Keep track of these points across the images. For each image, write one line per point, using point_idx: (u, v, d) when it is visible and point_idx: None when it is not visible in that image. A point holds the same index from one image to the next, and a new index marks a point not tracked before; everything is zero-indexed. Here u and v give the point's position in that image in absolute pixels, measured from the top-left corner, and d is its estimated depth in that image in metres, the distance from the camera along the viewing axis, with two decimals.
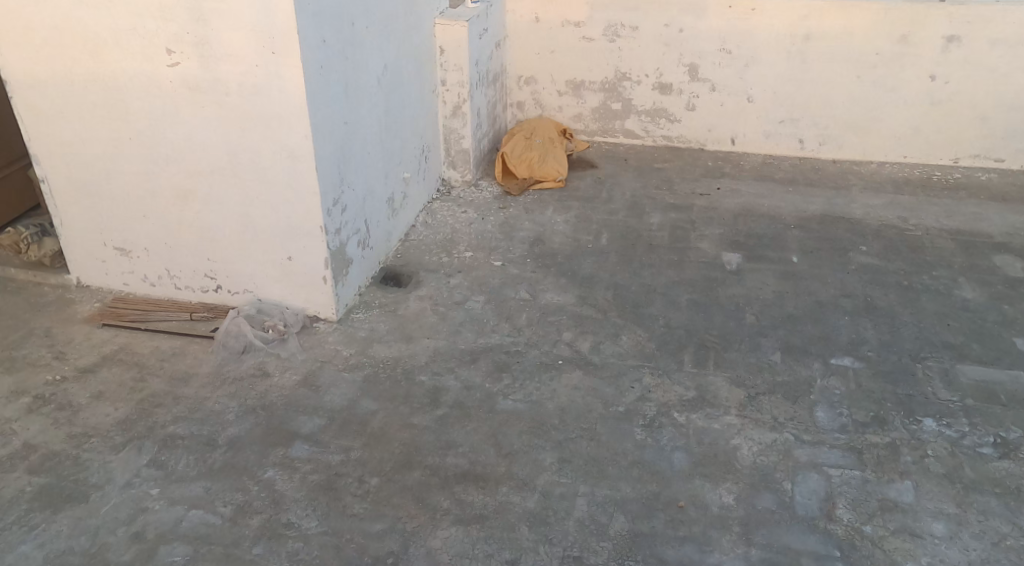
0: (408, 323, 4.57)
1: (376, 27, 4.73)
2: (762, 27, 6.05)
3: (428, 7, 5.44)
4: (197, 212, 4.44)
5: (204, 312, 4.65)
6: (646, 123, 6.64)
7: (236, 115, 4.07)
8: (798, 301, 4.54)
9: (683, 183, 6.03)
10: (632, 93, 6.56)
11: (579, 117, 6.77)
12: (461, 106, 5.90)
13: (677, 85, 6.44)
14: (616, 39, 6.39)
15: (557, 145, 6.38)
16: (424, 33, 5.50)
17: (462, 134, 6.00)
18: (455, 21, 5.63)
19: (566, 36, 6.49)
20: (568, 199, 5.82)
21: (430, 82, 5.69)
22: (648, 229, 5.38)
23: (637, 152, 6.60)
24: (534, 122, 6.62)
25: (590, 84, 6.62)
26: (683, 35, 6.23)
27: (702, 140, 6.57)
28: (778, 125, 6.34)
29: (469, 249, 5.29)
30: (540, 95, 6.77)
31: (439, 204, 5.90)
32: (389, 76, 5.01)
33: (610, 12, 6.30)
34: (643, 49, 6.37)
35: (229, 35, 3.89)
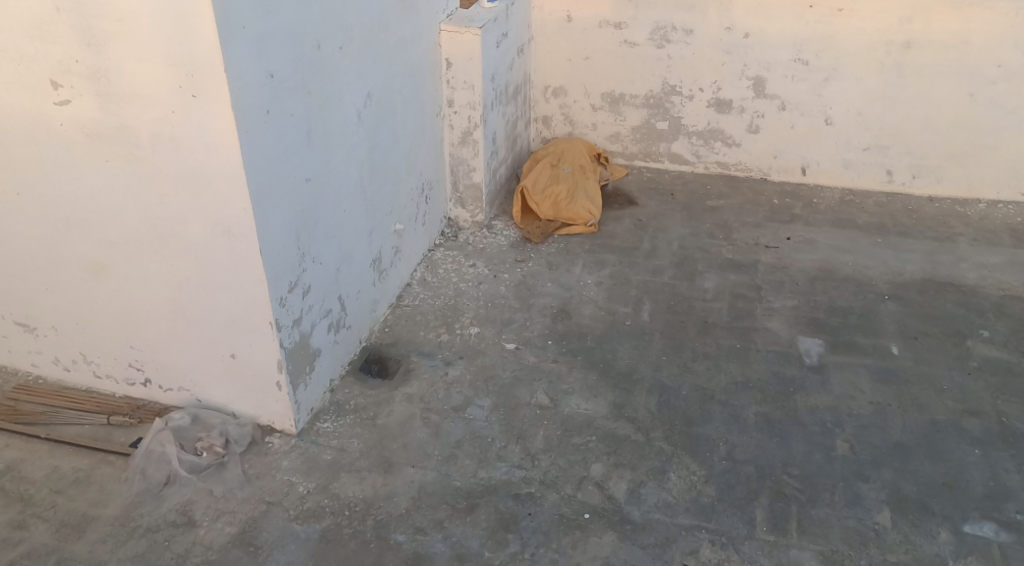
0: (389, 439, 3.46)
1: (361, 39, 3.50)
2: (851, 33, 4.83)
3: (430, 9, 4.18)
4: (113, 291, 3.27)
5: (126, 414, 3.46)
6: (697, 147, 5.47)
7: (153, 173, 2.89)
8: (908, 421, 3.39)
9: (745, 230, 4.87)
10: (682, 110, 5.38)
11: (616, 137, 5.60)
12: (471, 133, 4.65)
13: (738, 103, 5.25)
14: (664, 45, 5.19)
15: (590, 176, 5.24)
16: (427, 42, 4.24)
17: (473, 166, 4.78)
18: (467, 27, 4.35)
19: (602, 40, 5.30)
20: (601, 252, 4.71)
21: (433, 101, 4.46)
22: (700, 298, 4.26)
23: (685, 183, 5.44)
24: (563, 143, 5.48)
25: (630, 99, 5.44)
26: (750, 41, 5.02)
27: (766, 169, 5.39)
28: (862, 153, 5.14)
29: (475, 323, 4.18)
30: (570, 110, 5.61)
31: (443, 252, 4.74)
32: (379, 101, 3.79)
33: (658, 11, 5.10)
34: (698, 58, 5.17)
35: (134, 67, 2.69)
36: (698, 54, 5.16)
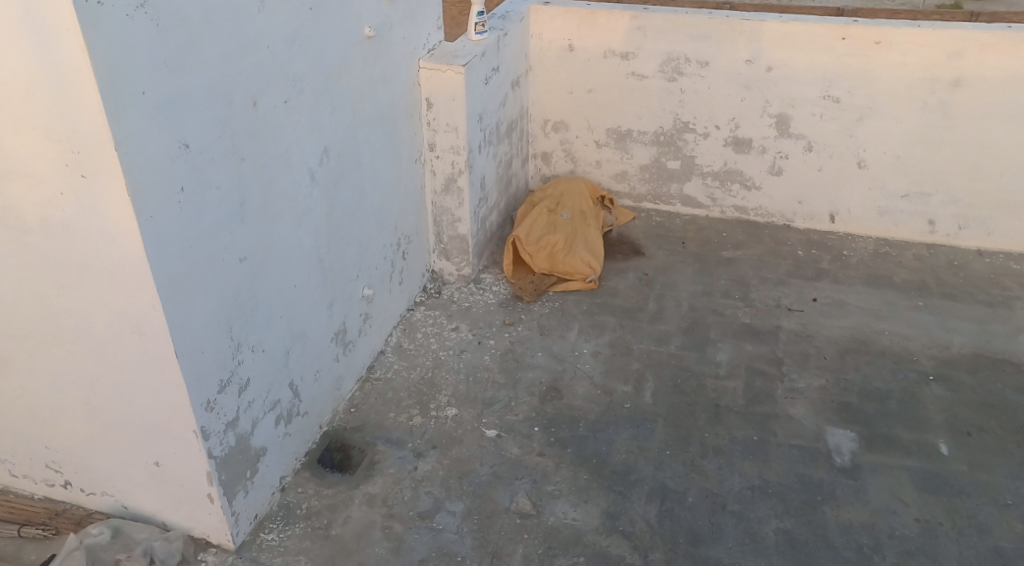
0: (342, 557, 2.97)
1: (314, 88, 2.99)
2: (888, 67, 4.31)
3: (405, 45, 3.67)
4: (17, 387, 2.78)
5: (40, 524, 2.98)
6: (712, 189, 4.94)
7: (46, 262, 2.40)
8: (964, 548, 2.87)
9: (764, 288, 4.32)
10: (696, 149, 4.85)
11: (622, 176, 5.07)
12: (455, 181, 4.14)
13: (759, 142, 4.72)
14: (677, 78, 4.67)
15: (591, 223, 4.71)
16: (402, 82, 3.73)
17: (457, 216, 4.26)
18: (449, 65, 3.84)
19: (607, 71, 4.77)
20: (601, 314, 4.18)
21: (411, 146, 3.95)
22: (711, 375, 3.73)
23: (699, 229, 4.90)
24: (562, 185, 4.96)
25: (638, 136, 4.91)
26: (772, 75, 4.50)
27: (790, 216, 4.85)
28: (900, 201, 4.59)
29: (453, 403, 3.67)
30: (571, 146, 5.07)
31: (423, 313, 4.24)
32: (340, 155, 3.28)
33: (670, 41, 4.58)
34: (715, 93, 4.64)
35: (12, 141, 2.20)
36: (714, 88, 4.63)
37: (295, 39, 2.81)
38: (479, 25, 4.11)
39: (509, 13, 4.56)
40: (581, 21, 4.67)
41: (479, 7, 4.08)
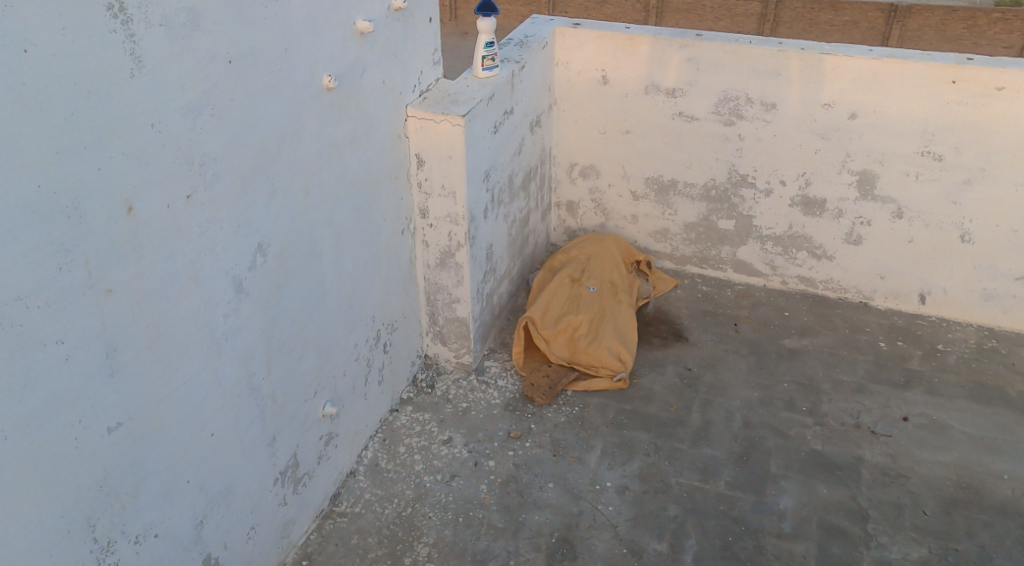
0: None
1: (236, 169, 2.15)
2: (1011, 121, 3.36)
3: (384, 92, 2.81)
4: None
5: None
6: (772, 255, 4.01)
7: None
8: None
9: (838, 397, 3.41)
10: (753, 207, 3.92)
11: (663, 234, 4.16)
12: (452, 255, 3.28)
13: (834, 203, 3.78)
14: (734, 122, 3.75)
15: (622, 299, 3.81)
16: (382, 138, 2.88)
17: (455, 296, 3.40)
18: (444, 114, 2.95)
19: (647, 110, 3.86)
20: (630, 428, 3.32)
21: (396, 215, 3.09)
22: (773, 534, 2.86)
23: (756, 304, 3.99)
24: (591, 242, 4.03)
25: (684, 189, 4.00)
26: (857, 124, 3.58)
27: (868, 293, 3.93)
28: (1013, 284, 3.65)
29: (434, 558, 2.84)
30: (601, 195, 4.16)
31: (410, 416, 3.39)
32: (287, 249, 2.44)
33: (728, 77, 3.66)
34: (781, 142, 3.72)
35: None
36: (780, 138, 3.71)
37: (198, 110, 1.99)
38: (487, 59, 3.22)
39: (529, 38, 3.65)
40: (616, 48, 3.76)
41: (488, 36, 3.18)
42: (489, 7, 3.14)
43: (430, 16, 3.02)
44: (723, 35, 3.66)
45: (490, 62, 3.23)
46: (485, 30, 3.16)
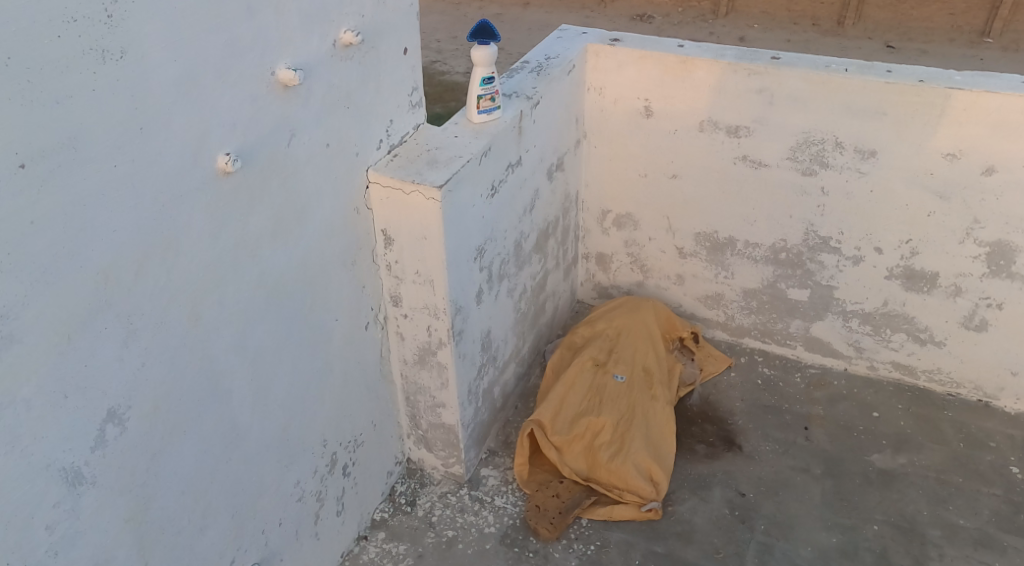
0: None
1: (54, 319, 1.43)
2: None
3: (330, 160, 2.05)
4: None
5: None
6: (859, 335, 3.15)
7: None
8: None
9: (953, 552, 2.58)
10: (836, 276, 3.07)
11: (716, 299, 3.34)
12: (433, 353, 2.53)
13: (948, 278, 2.89)
14: (816, 171, 2.89)
15: (658, 391, 3.01)
16: (329, 220, 2.13)
17: (440, 399, 2.67)
18: (414, 183, 2.18)
19: (700, 152, 3.01)
20: None
21: (354, 309, 2.36)
22: None
23: (838, 397, 3.14)
24: (623, 311, 3.22)
25: (745, 248, 3.16)
26: (993, 181, 2.66)
27: (989, 390, 3.04)
28: None
29: None
30: (639, 250, 3.36)
31: (380, 546, 2.68)
32: (161, 404, 1.70)
33: (810, 115, 2.79)
34: (878, 199, 2.85)
35: None
36: (881, 194, 2.84)
37: None
38: (484, 99, 2.41)
39: (550, 61, 2.83)
40: (664, 73, 2.91)
41: (486, 69, 2.37)
42: (487, 30, 2.32)
43: (404, 46, 2.22)
44: (807, 57, 2.80)
45: (489, 102, 2.42)
46: (482, 61, 2.34)
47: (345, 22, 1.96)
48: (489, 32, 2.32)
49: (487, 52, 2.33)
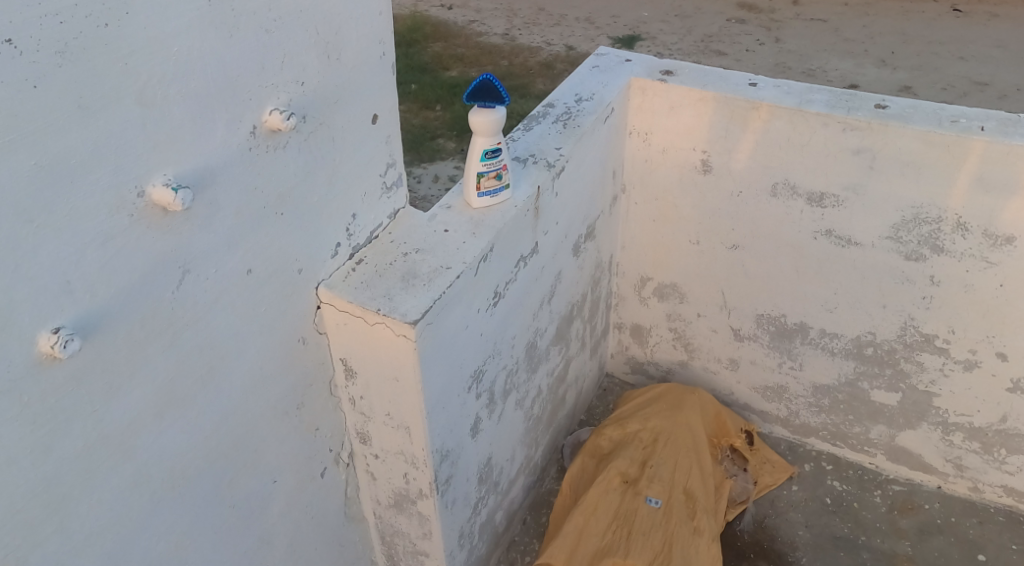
0: None
1: None
2: None
3: (255, 289, 1.44)
4: None
5: None
6: (963, 451, 2.48)
7: None
8: None
9: None
10: (939, 380, 2.38)
11: (777, 391, 2.70)
12: (411, 502, 1.93)
13: None
14: (923, 255, 2.19)
15: (703, 523, 2.37)
16: (261, 362, 1.52)
17: (423, 548, 2.06)
18: (378, 312, 1.57)
19: (771, 220, 2.34)
20: None
21: (304, 459, 1.75)
22: None
23: (932, 528, 2.49)
24: (660, 411, 2.62)
25: (821, 338, 2.49)
26: None
27: None
28: None
29: None
30: (684, 325, 2.72)
31: None
32: None
33: (923, 183, 2.08)
34: (1009, 296, 2.15)
35: None
36: (1015, 291, 2.14)
37: None
38: (486, 176, 1.75)
39: (580, 105, 2.17)
40: (730, 120, 2.22)
41: (488, 138, 1.71)
42: (486, 88, 1.65)
43: (374, 111, 1.59)
44: (928, 105, 2.08)
45: (493, 180, 1.77)
46: (485, 129, 1.68)
47: (272, 97, 1.33)
48: (490, 90, 1.65)
49: (491, 117, 1.67)
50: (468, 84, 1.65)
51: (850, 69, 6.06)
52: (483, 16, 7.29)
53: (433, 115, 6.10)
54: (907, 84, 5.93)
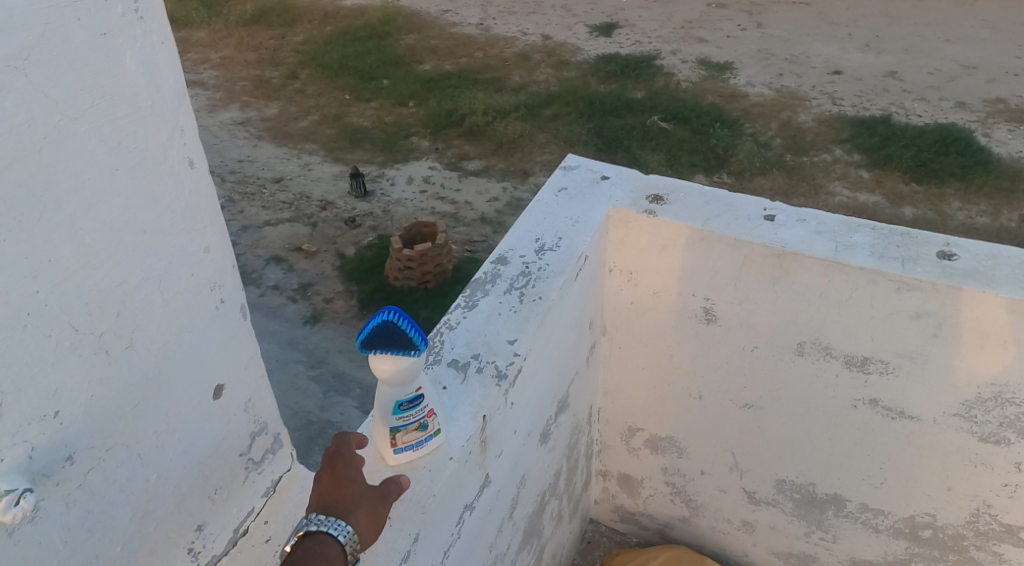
0: None
1: None
2: None
3: None
4: None
5: None
6: None
7: None
8: None
9: None
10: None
11: (804, 560, 2.13)
12: None
13: None
14: (995, 437, 1.67)
15: None
16: None
17: None
18: None
19: (796, 384, 1.80)
20: None
21: None
22: None
23: None
24: None
25: (862, 513, 1.94)
26: None
27: None
28: None
29: None
30: (684, 481, 2.19)
31: None
32: None
33: (1004, 354, 1.55)
34: None
35: None
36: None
37: None
38: (405, 431, 1.22)
39: (544, 256, 1.63)
40: (742, 267, 1.70)
41: (401, 388, 1.18)
42: (389, 334, 1.12)
43: (216, 382, 1.01)
44: (1008, 255, 1.58)
45: (416, 431, 1.23)
46: (386, 381, 1.15)
47: None
48: (396, 338, 1.12)
49: (393, 370, 1.14)
50: (367, 322, 1.13)
51: (835, 55, 6.15)
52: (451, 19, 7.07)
53: (408, 112, 5.77)
54: (893, 67, 5.92)
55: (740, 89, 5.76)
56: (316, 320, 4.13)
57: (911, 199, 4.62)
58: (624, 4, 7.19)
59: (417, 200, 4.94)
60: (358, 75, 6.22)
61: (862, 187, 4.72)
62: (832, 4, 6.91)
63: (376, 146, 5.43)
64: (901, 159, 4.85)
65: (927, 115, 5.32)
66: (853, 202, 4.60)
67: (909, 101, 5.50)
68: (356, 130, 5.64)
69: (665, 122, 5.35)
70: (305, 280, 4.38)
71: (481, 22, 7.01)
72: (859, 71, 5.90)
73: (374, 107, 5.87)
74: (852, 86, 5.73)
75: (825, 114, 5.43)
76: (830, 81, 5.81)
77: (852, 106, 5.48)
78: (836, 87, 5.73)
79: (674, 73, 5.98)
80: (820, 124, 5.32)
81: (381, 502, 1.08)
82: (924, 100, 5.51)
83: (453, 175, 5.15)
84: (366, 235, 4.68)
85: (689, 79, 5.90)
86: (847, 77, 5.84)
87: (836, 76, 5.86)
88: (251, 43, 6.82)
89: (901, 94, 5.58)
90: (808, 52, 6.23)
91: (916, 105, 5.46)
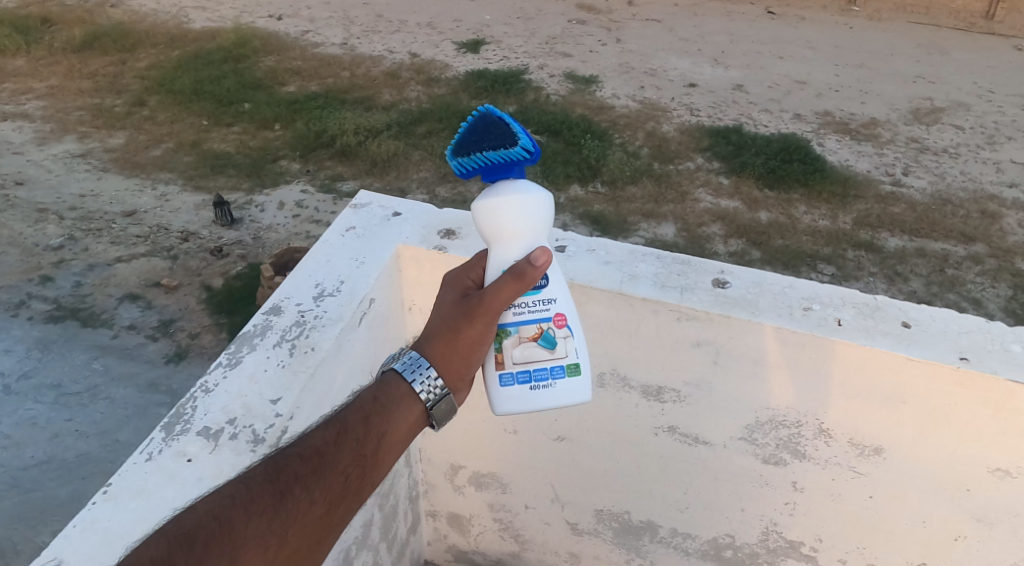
0: None
1: None
2: None
3: None
4: None
5: None
6: None
7: None
8: None
9: None
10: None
11: None
12: None
13: None
14: (774, 455, 1.67)
15: None
16: None
17: None
18: None
19: (598, 416, 1.78)
20: None
21: None
22: None
23: None
24: None
25: (674, 537, 1.90)
26: None
27: None
28: None
29: None
30: (510, 517, 2.07)
31: None
32: None
33: (772, 369, 1.59)
34: (880, 510, 1.64)
35: None
36: (891, 504, 1.63)
37: None
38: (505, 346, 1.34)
39: (321, 303, 1.55)
40: None
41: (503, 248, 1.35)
42: (486, 128, 1.33)
43: None
44: (774, 281, 1.65)
45: (538, 337, 1.34)
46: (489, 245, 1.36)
47: None
48: (492, 130, 1.33)
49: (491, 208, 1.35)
50: (471, 113, 1.36)
51: (688, 68, 6.32)
52: (310, 40, 6.90)
53: (274, 135, 5.55)
54: (739, 81, 6.13)
55: (607, 101, 5.82)
56: (181, 357, 3.89)
57: (765, 203, 4.72)
58: (488, 20, 7.19)
59: (289, 224, 4.75)
60: (214, 100, 5.95)
61: (724, 194, 4.81)
62: (682, 21, 7.13)
63: (241, 172, 5.19)
64: (754, 166, 4.94)
65: (772, 127, 5.52)
66: (715, 210, 4.66)
67: (756, 112, 5.70)
68: (218, 156, 5.38)
69: (537, 135, 5.32)
70: (167, 316, 4.11)
71: (339, 43, 6.87)
72: (711, 83, 6.08)
73: (237, 131, 5.62)
74: (706, 98, 5.89)
75: (686, 124, 5.55)
76: (686, 93, 5.96)
77: (709, 117, 5.62)
78: (692, 98, 5.88)
79: (543, 87, 5.98)
80: (683, 134, 5.43)
81: (463, 316, 1.26)
82: (768, 112, 5.71)
83: (326, 197, 4.95)
84: (236, 265, 4.44)
85: (557, 93, 5.92)
86: (701, 89, 6.01)
87: (690, 88, 6.02)
88: (84, 71, 6.44)
89: (749, 106, 5.78)
90: (664, 66, 6.37)
91: (762, 116, 5.66)
